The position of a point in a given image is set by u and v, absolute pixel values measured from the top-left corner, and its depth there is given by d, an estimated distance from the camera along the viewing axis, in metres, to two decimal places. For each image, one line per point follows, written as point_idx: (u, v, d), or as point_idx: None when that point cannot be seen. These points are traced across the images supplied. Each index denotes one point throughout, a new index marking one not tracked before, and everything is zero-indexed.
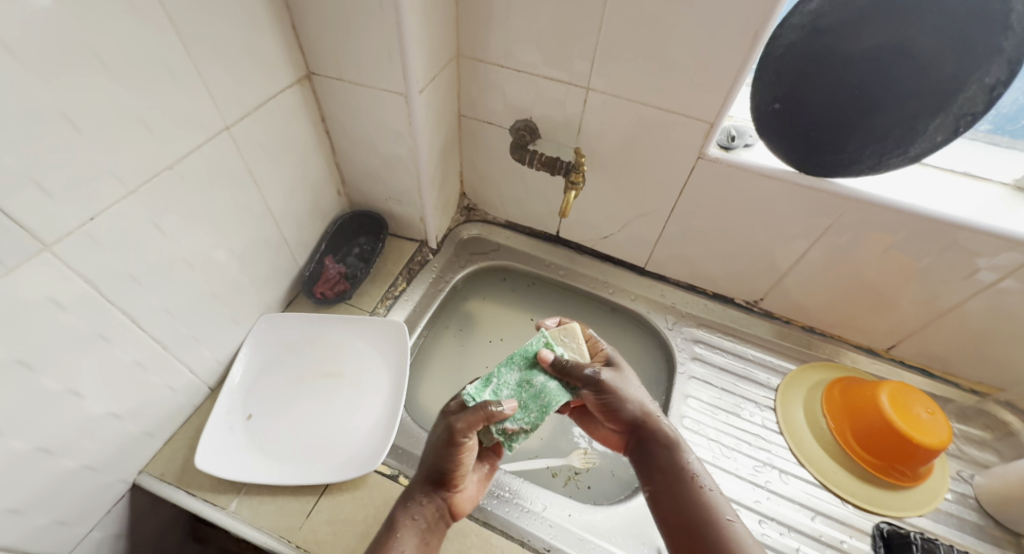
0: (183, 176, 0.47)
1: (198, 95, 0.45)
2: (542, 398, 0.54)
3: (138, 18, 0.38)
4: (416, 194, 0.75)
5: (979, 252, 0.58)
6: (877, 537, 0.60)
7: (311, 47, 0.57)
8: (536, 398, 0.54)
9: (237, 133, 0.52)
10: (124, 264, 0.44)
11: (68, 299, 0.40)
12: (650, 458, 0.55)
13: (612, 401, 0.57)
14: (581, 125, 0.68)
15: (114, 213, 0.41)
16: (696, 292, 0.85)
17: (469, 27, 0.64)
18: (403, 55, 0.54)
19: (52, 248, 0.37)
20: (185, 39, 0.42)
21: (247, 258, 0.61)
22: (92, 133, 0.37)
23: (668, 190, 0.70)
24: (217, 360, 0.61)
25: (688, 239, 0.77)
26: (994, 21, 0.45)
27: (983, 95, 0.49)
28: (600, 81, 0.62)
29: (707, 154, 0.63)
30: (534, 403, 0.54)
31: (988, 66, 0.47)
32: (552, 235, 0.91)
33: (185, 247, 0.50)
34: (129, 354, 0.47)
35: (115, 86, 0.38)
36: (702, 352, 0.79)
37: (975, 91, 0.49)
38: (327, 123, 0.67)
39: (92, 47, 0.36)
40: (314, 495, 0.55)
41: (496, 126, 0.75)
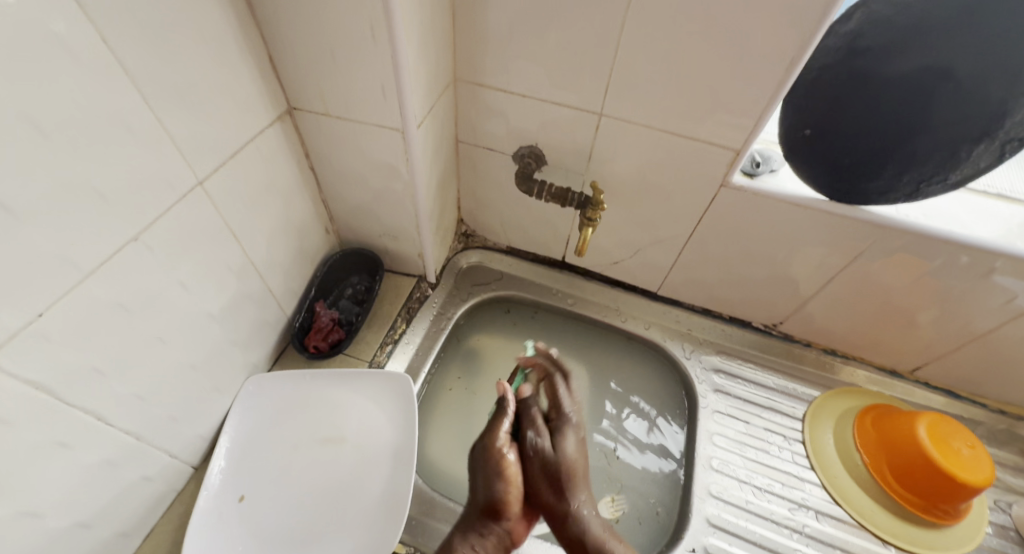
0: (151, 246, 0.40)
1: (162, 151, 0.39)
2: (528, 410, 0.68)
3: (84, 72, 0.31)
4: (414, 230, 0.69)
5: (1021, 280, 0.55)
6: None
7: (291, 80, 0.50)
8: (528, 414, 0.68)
9: (211, 186, 0.45)
10: (83, 358, 0.37)
11: (14, 414, 0.33)
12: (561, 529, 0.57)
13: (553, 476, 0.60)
14: (591, 152, 0.63)
15: (66, 305, 0.34)
16: (711, 316, 0.81)
17: (467, 50, 0.58)
18: (400, 90, 0.47)
19: None
20: (143, 90, 0.35)
21: (230, 319, 0.54)
22: (33, 217, 0.30)
23: (686, 217, 0.66)
24: (201, 435, 0.54)
25: (705, 266, 0.73)
26: None
27: None
28: (614, 107, 0.57)
29: (731, 182, 0.58)
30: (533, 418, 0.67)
31: None
32: (557, 260, 0.86)
33: (158, 323, 0.43)
34: (96, 455, 0.41)
35: (61, 158, 0.31)
36: (722, 383, 0.75)
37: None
38: (312, 159, 0.61)
39: (28, 114, 0.29)
40: None
41: (497, 152, 0.69)
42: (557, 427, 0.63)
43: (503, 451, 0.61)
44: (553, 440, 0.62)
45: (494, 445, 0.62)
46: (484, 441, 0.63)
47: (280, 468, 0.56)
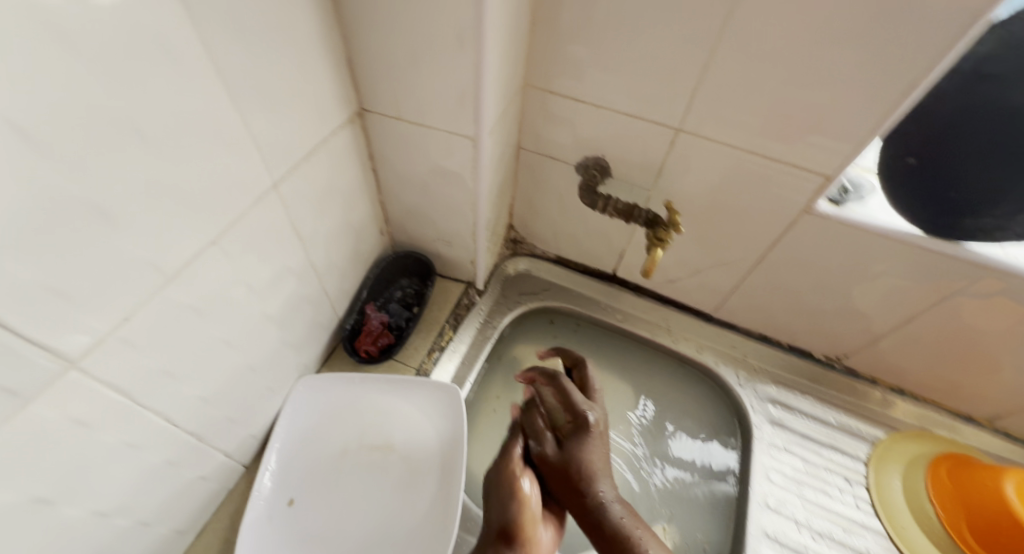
0: (225, 249, 0.39)
1: (243, 153, 0.38)
2: None
3: (184, 75, 0.30)
4: (469, 237, 0.67)
5: None
6: None
7: (366, 82, 0.49)
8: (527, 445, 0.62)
9: (283, 189, 0.44)
10: (159, 361, 0.36)
11: (95, 417, 0.32)
12: (587, 517, 0.53)
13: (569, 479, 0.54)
14: (662, 168, 0.60)
15: (148, 309, 0.34)
16: (768, 343, 0.77)
17: (542, 55, 0.55)
18: (479, 99, 0.46)
19: (78, 363, 0.30)
20: (233, 91, 0.34)
21: (288, 321, 0.53)
22: (126, 222, 0.30)
23: (758, 241, 0.62)
24: (253, 435, 0.54)
25: (770, 292, 0.69)
26: None
27: None
28: (695, 123, 0.53)
29: (815, 209, 0.55)
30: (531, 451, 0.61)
31: None
32: (607, 273, 0.84)
33: (226, 326, 0.43)
34: (161, 456, 0.40)
35: (155, 163, 0.30)
36: (779, 415, 0.71)
37: None
38: (374, 161, 0.59)
39: (132, 119, 0.28)
40: None
41: (560, 162, 0.67)
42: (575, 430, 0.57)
43: (517, 477, 0.55)
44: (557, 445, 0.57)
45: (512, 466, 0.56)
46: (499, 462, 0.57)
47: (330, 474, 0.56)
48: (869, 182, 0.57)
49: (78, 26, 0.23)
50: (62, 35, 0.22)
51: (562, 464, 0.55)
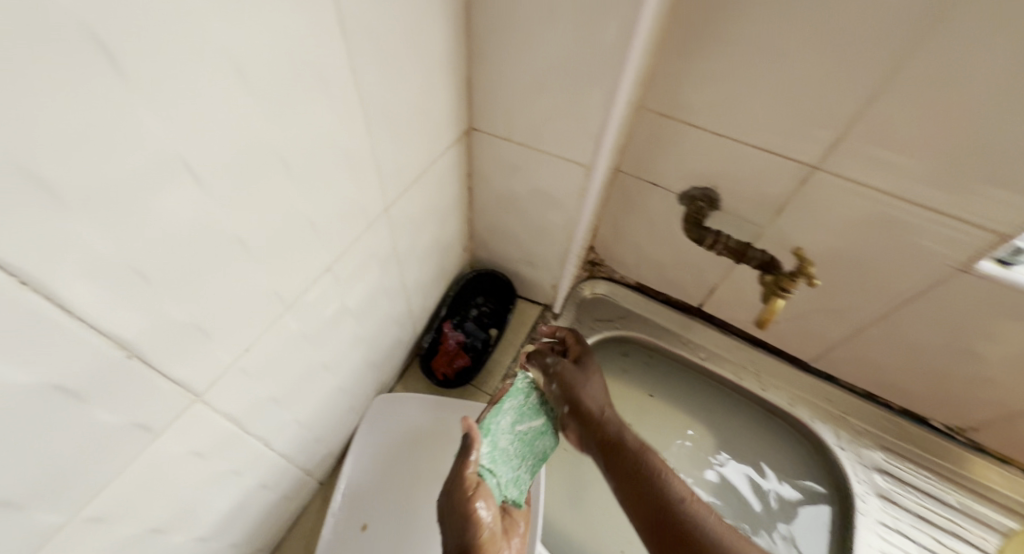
0: (337, 274, 0.38)
1: (367, 177, 0.36)
2: (537, 443, 0.50)
3: (331, 102, 0.28)
4: (557, 262, 0.64)
5: None
6: None
7: (481, 101, 0.46)
8: (530, 445, 0.50)
9: (393, 212, 0.43)
10: (268, 388, 0.35)
11: (210, 447, 0.32)
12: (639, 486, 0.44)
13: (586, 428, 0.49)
14: (783, 206, 0.54)
15: (267, 339, 0.32)
16: (876, 402, 0.69)
17: (665, 78, 0.51)
18: (605, 128, 0.42)
19: (204, 397, 0.29)
20: (368, 115, 0.32)
21: (376, 340, 0.52)
22: (263, 254, 0.28)
23: (888, 294, 0.55)
24: (332, 452, 0.53)
25: (890, 350, 0.61)
26: None
27: None
28: (838, 162, 0.47)
29: (975, 269, 0.47)
30: (529, 452, 0.49)
31: None
32: (693, 306, 0.77)
33: (326, 349, 0.42)
34: (256, 479, 0.39)
35: (296, 194, 0.29)
36: (888, 488, 0.64)
37: None
38: (472, 179, 0.57)
39: (280, 150, 0.26)
40: None
41: (661, 189, 0.62)
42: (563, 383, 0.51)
43: (471, 501, 0.41)
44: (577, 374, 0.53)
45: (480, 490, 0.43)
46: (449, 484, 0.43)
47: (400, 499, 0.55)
48: None
49: (250, 55, 0.21)
50: (237, 65, 0.21)
51: (588, 409, 0.50)
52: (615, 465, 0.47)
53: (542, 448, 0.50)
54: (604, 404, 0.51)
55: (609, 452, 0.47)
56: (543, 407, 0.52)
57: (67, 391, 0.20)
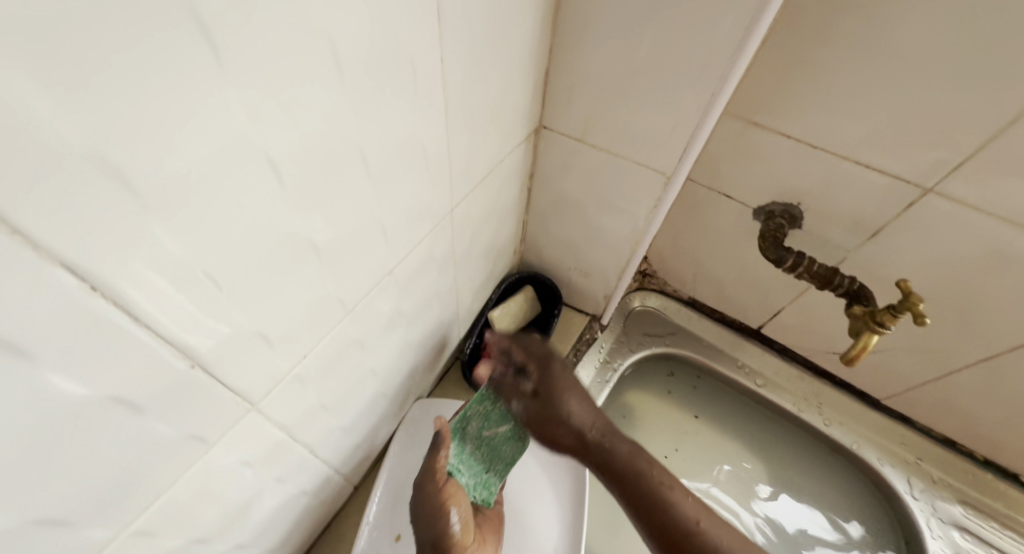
0: (398, 277, 0.36)
1: (439, 175, 0.33)
2: (504, 450, 0.46)
3: (415, 91, 0.25)
4: (614, 272, 0.60)
5: None
6: None
7: (556, 98, 0.43)
8: (494, 450, 0.46)
9: (457, 212, 0.40)
10: (321, 394, 0.33)
11: (259, 455, 0.30)
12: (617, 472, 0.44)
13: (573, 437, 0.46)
14: (878, 230, 0.49)
15: (325, 344, 0.30)
16: (954, 449, 0.63)
17: (758, 80, 0.46)
18: (695, 133, 0.38)
19: (258, 405, 0.27)
20: (449, 106, 0.30)
21: (423, 343, 0.50)
22: (331, 256, 0.26)
23: (992, 335, 0.49)
24: (370, 456, 0.51)
25: (984, 396, 0.55)
26: None
27: None
28: (955, 185, 0.42)
29: None
30: (495, 458, 0.46)
31: None
32: (750, 327, 0.72)
33: (378, 353, 0.39)
34: (299, 485, 0.38)
35: (370, 189, 0.26)
36: (967, 547, 0.58)
37: None
38: (532, 180, 0.54)
39: (361, 141, 0.23)
40: None
41: (734, 202, 0.58)
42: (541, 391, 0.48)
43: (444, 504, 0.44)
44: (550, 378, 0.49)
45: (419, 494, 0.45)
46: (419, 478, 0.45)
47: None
48: None
49: (341, 34, 0.19)
50: (329, 43, 0.18)
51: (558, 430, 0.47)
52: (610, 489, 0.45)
53: (508, 454, 0.45)
54: (577, 393, 0.49)
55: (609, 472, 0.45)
56: (509, 412, 0.47)
57: (125, 403, 0.18)
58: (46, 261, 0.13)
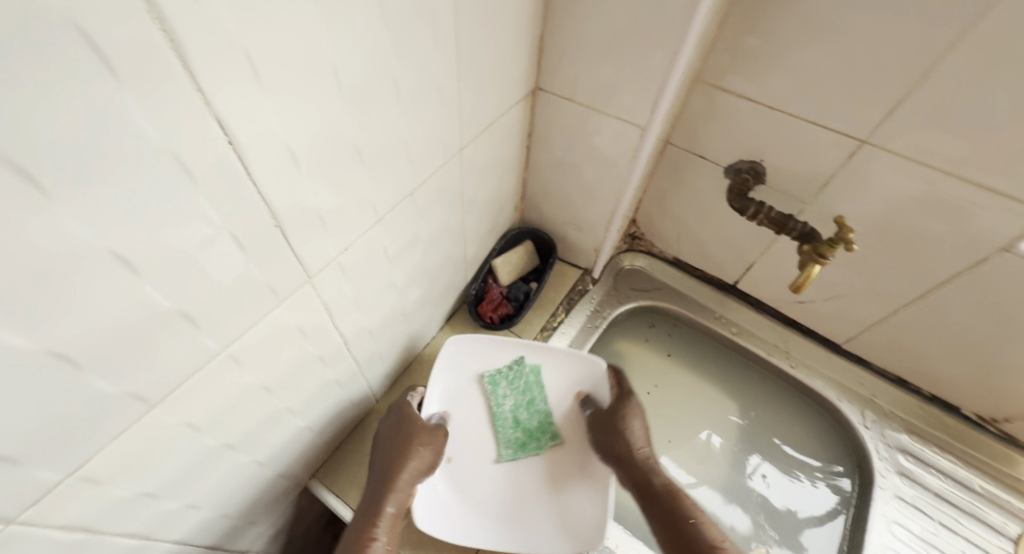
0: (416, 201, 0.44)
1: (451, 114, 0.41)
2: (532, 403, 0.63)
3: (433, 38, 0.34)
4: (602, 224, 0.68)
5: None
6: None
7: (550, 62, 0.51)
8: (527, 404, 0.63)
9: (465, 154, 0.48)
10: (355, 290, 0.41)
11: (310, 328, 0.38)
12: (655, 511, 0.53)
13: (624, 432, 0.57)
14: (829, 181, 0.56)
15: (361, 243, 0.38)
16: (908, 388, 0.70)
17: (723, 48, 0.53)
18: (663, 85, 0.45)
19: (313, 279, 0.35)
20: (459, 54, 0.37)
21: (435, 276, 0.58)
22: (369, 162, 0.34)
23: (928, 274, 0.56)
24: (388, 373, 0.60)
25: (926, 333, 0.62)
26: None
27: None
28: (887, 136, 0.49)
29: (1018, 248, 0.48)
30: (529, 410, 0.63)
31: None
32: (728, 283, 0.80)
33: (399, 270, 0.48)
34: (334, 373, 0.46)
35: (399, 112, 0.34)
36: (910, 468, 0.65)
37: None
38: (530, 139, 0.62)
39: (393, 69, 0.31)
40: None
41: (708, 162, 0.65)
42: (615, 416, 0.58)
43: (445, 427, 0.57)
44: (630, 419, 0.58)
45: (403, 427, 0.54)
46: (401, 405, 0.56)
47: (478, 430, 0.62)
48: None
49: None
50: None
51: (628, 437, 0.57)
52: (654, 493, 0.54)
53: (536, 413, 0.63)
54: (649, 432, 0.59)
55: (654, 510, 0.53)
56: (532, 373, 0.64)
57: (236, 241, 0.27)
58: (209, 115, 0.22)
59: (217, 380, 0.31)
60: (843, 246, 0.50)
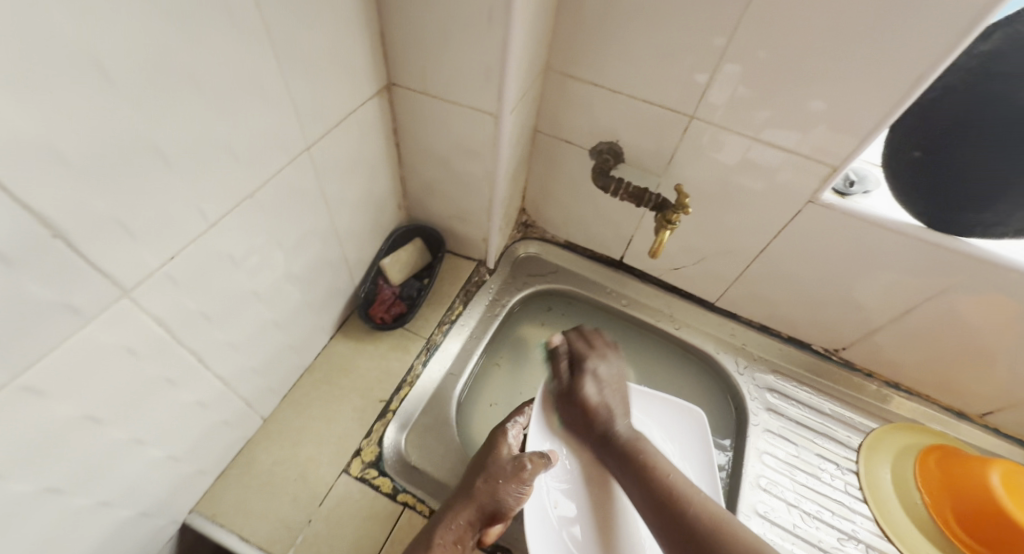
0: (261, 204, 0.42)
1: (284, 111, 0.40)
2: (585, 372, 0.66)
3: (238, 35, 0.33)
4: (484, 214, 0.69)
5: None
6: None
7: (397, 56, 0.51)
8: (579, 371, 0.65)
9: (315, 153, 0.47)
10: (197, 302, 0.39)
11: (141, 346, 0.35)
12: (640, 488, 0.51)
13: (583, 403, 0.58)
14: (674, 155, 0.62)
15: (191, 252, 0.36)
16: (769, 334, 0.79)
17: (565, 37, 0.57)
18: (503, 74, 0.48)
19: (131, 293, 0.33)
20: (278, 49, 0.37)
21: (310, 281, 0.56)
22: (180, 164, 0.33)
23: (763, 230, 0.64)
24: (271, 388, 0.57)
25: (773, 282, 0.71)
26: None
27: None
28: (709, 110, 0.56)
29: (820, 199, 0.57)
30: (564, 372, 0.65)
31: None
32: (616, 259, 0.84)
33: (257, 278, 0.46)
34: (193, 394, 0.43)
35: (209, 110, 0.33)
36: (776, 403, 0.73)
37: None
38: (398, 135, 0.62)
39: (190, 65, 0.30)
40: (383, 531, 0.54)
41: (574, 146, 0.69)
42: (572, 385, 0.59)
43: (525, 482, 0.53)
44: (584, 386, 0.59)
45: (498, 462, 0.54)
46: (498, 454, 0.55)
47: (399, 434, 0.61)
48: (875, 175, 0.59)
49: None
50: None
51: (590, 402, 0.58)
52: (618, 450, 0.55)
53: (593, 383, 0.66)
54: (614, 391, 0.60)
55: (622, 469, 0.54)
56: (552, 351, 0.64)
57: (4, 257, 0.25)
58: None
59: (13, 413, 0.28)
60: (682, 211, 0.60)
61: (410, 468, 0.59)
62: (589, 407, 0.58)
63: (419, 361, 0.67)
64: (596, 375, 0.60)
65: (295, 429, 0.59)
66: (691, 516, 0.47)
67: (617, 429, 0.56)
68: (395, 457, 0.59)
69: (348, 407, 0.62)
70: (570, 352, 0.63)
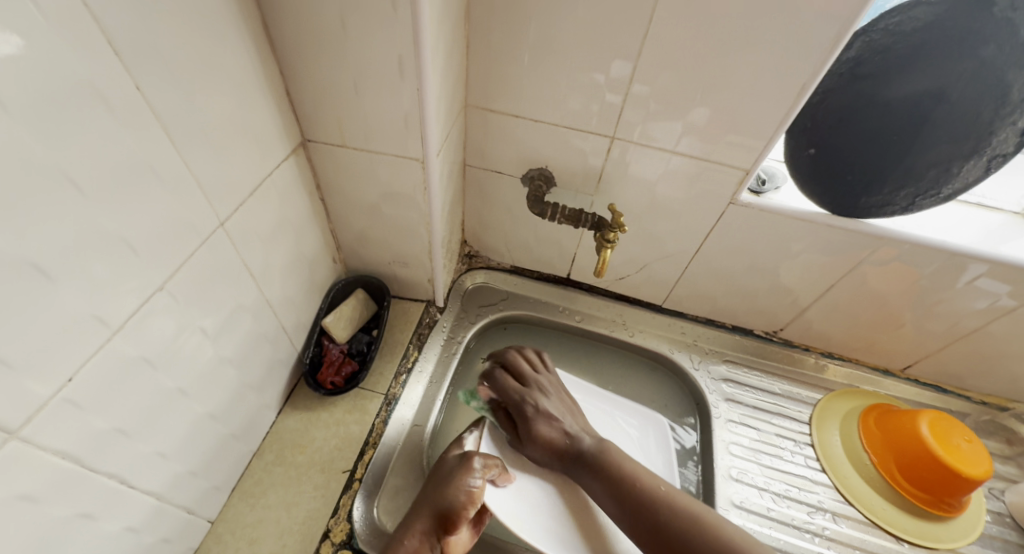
0: (177, 295, 0.38)
1: (188, 193, 0.37)
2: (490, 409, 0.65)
3: (120, 126, 0.30)
4: (425, 256, 0.67)
5: (990, 279, 0.59)
6: (905, 540, 0.65)
7: (308, 112, 0.49)
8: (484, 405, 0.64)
9: (232, 228, 0.43)
10: (111, 420, 0.34)
11: (42, 490, 0.30)
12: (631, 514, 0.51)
13: (547, 449, 0.57)
14: (602, 174, 0.64)
15: (94, 370, 0.32)
16: (715, 326, 0.83)
17: (480, 75, 0.57)
18: (422, 120, 0.47)
19: (19, 433, 0.28)
20: (170, 131, 0.34)
21: (246, 360, 0.51)
22: (65, 277, 0.29)
23: (696, 233, 0.68)
24: (215, 486, 0.51)
25: (711, 279, 0.75)
26: (988, 95, 0.47)
27: (968, 152, 0.50)
28: (628, 130, 0.58)
29: (739, 200, 0.61)
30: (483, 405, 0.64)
31: (990, 140, 0.49)
32: (562, 277, 0.85)
33: (183, 373, 0.41)
34: (119, 522, 0.38)
35: (95, 209, 0.29)
36: (732, 392, 0.77)
37: (986, 145, 0.49)
38: (322, 190, 0.59)
39: (59, 167, 0.27)
40: None
41: (505, 176, 0.69)
42: (524, 424, 0.59)
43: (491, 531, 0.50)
44: (538, 421, 0.58)
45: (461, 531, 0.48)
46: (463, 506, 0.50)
47: (369, 504, 0.57)
48: (782, 171, 0.64)
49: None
50: None
51: (553, 441, 0.57)
52: (590, 463, 0.55)
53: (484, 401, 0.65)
54: (568, 413, 0.61)
55: (598, 484, 0.53)
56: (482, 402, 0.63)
57: None
58: None
59: None
60: (618, 230, 0.62)
61: (385, 537, 0.55)
62: (550, 444, 0.57)
63: (379, 419, 0.63)
64: (541, 412, 0.59)
65: (250, 525, 0.54)
66: (668, 519, 0.49)
67: (585, 445, 0.57)
68: (366, 530, 0.55)
69: (309, 486, 0.57)
70: (509, 397, 0.62)
